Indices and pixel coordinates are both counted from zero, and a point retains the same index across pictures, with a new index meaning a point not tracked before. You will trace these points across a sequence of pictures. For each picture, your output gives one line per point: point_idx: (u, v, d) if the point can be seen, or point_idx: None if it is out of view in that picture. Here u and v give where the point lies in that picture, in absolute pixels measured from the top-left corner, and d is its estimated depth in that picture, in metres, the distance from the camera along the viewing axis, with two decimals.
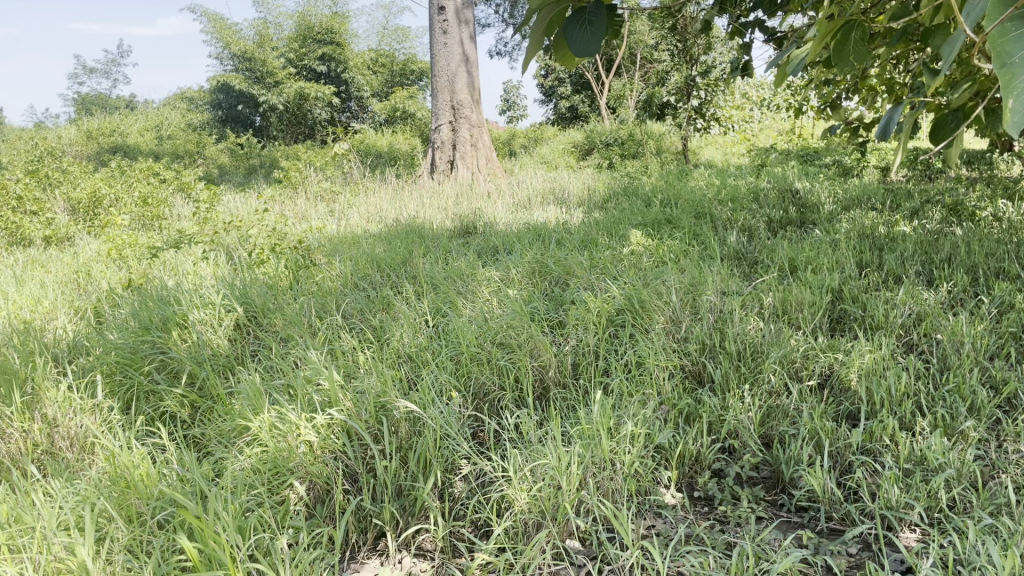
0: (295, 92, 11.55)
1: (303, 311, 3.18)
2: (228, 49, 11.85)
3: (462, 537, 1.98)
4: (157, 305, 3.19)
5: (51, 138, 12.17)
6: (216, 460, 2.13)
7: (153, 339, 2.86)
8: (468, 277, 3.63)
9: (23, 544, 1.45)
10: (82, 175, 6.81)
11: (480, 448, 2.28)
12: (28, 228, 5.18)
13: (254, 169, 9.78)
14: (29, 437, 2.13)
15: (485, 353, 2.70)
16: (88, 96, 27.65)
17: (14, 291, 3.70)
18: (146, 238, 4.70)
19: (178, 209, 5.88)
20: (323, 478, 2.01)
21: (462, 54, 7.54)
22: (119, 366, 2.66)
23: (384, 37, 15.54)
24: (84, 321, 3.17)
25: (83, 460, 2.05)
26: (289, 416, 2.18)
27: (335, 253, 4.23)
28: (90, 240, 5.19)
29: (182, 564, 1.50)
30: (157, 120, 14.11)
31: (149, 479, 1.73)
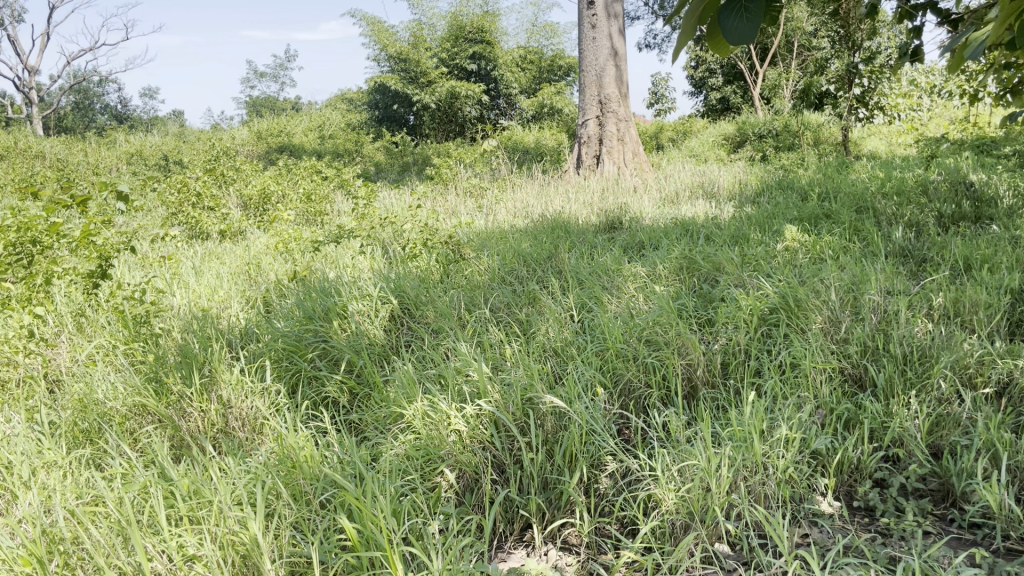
0: (447, 91, 11.86)
1: (453, 304, 3.26)
2: (385, 51, 12.29)
3: (608, 534, 1.98)
4: (319, 296, 3.38)
5: (226, 139, 13.09)
6: (373, 444, 2.23)
7: (316, 327, 3.02)
8: (614, 272, 3.61)
9: (202, 516, 1.55)
10: (253, 173, 7.29)
11: (626, 445, 2.26)
12: (205, 223, 5.60)
13: (407, 167, 10.15)
14: (207, 416, 2.30)
15: (631, 350, 2.67)
16: (258, 100, 29.75)
17: (194, 281, 4.01)
18: (311, 232, 4.99)
19: (338, 204, 6.18)
20: (472, 466, 2.07)
21: (610, 48, 7.50)
22: (285, 353, 2.84)
23: (533, 34, 15.68)
24: (255, 310, 3.39)
25: (254, 439, 2.20)
26: (440, 405, 2.24)
27: (483, 249, 4.31)
28: (260, 234, 5.56)
29: (342, 543, 1.57)
30: (319, 120, 14.89)
31: (313, 461, 1.82)
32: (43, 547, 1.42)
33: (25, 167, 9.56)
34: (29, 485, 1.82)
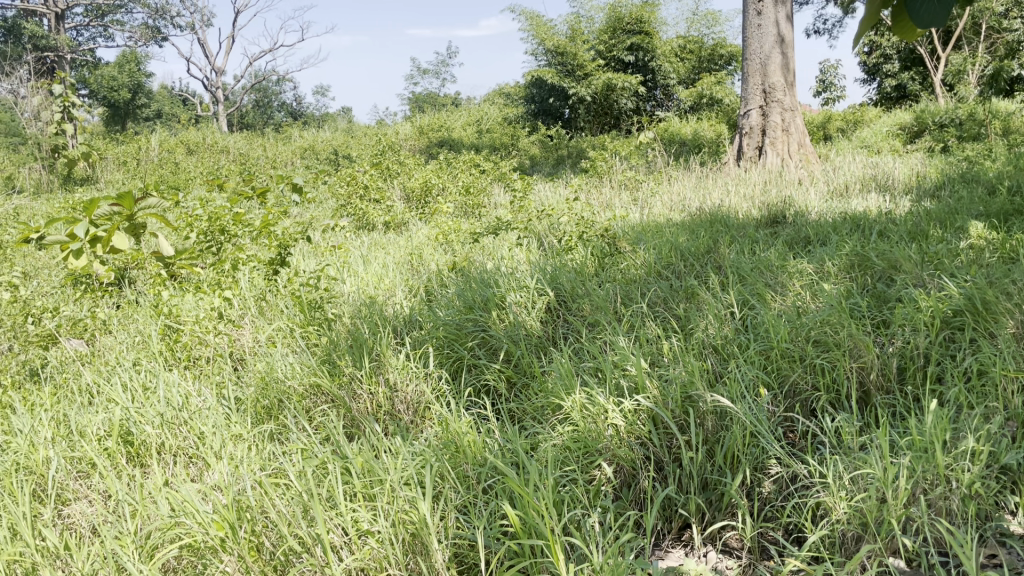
0: (603, 83, 11.81)
1: (610, 297, 3.23)
2: (542, 45, 12.36)
3: (772, 540, 1.91)
4: (479, 286, 3.45)
5: (390, 134, 13.64)
6: (531, 434, 2.26)
7: (475, 317, 3.09)
8: (778, 268, 3.47)
9: (375, 493, 1.62)
10: (416, 166, 7.55)
11: (792, 449, 2.16)
12: (372, 215, 5.87)
13: (563, 160, 10.18)
14: (375, 399, 2.40)
15: (797, 350, 2.56)
16: (421, 96, 30.84)
17: (362, 270, 4.21)
18: (469, 224, 5.11)
19: (496, 197, 6.29)
20: (630, 462, 2.04)
21: (777, 35, 7.21)
22: (446, 340, 2.92)
23: (694, 22, 15.31)
24: (418, 298, 3.51)
25: (418, 423, 2.28)
26: (598, 398, 2.23)
27: (639, 242, 4.26)
28: (422, 225, 5.75)
29: (505, 529, 1.60)
30: (477, 115, 15.21)
31: (476, 447, 1.86)
32: (234, 513, 1.53)
33: (212, 161, 10.37)
34: (221, 455, 1.97)
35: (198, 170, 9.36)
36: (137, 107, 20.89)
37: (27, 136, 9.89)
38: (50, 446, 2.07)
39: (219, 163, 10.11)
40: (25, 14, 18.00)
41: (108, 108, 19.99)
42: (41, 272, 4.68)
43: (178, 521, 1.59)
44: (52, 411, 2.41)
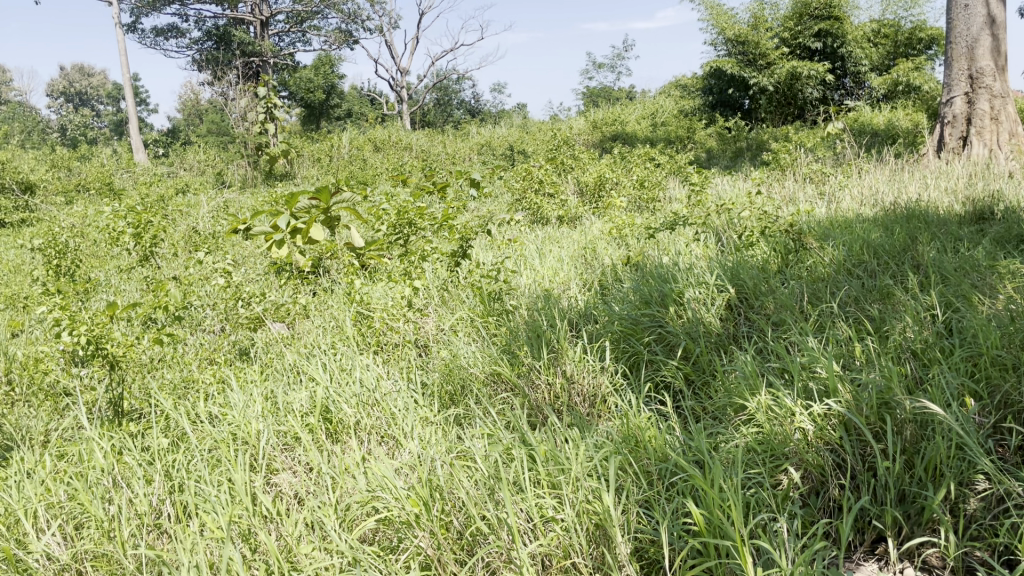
0: (787, 72, 11.28)
1: (796, 295, 3.09)
2: (722, 35, 11.98)
3: (979, 561, 1.75)
4: (657, 282, 3.40)
5: (565, 129, 13.74)
6: (712, 433, 2.20)
7: (653, 312, 3.05)
8: (986, 269, 3.18)
9: (560, 481, 1.64)
10: (591, 161, 7.56)
11: (1005, 465, 1.97)
12: (546, 209, 5.94)
13: (741, 153, 9.85)
14: (553, 389, 2.43)
15: (1012, 358, 2.33)
16: (595, 91, 30.83)
17: (538, 263, 4.27)
18: (644, 218, 5.06)
19: (672, 191, 6.18)
20: (818, 467, 1.94)
21: (988, 15, 6.60)
22: (623, 334, 2.91)
23: (890, 5, 14.31)
24: (593, 292, 3.52)
25: (596, 416, 2.29)
26: (785, 400, 2.14)
27: (826, 239, 4.04)
28: (596, 219, 5.76)
29: (688, 526, 1.57)
30: (653, 108, 15.00)
31: (658, 442, 1.85)
32: (427, 492, 1.61)
33: (396, 158, 10.89)
34: (410, 435, 2.07)
35: (384, 166, 9.85)
36: (330, 107, 22.26)
37: (235, 136, 10.81)
38: (261, 419, 2.26)
39: (404, 159, 10.60)
40: (236, 22, 19.60)
41: (304, 108, 21.44)
42: (248, 261, 5.11)
43: (375, 495, 1.70)
44: (260, 387, 2.63)
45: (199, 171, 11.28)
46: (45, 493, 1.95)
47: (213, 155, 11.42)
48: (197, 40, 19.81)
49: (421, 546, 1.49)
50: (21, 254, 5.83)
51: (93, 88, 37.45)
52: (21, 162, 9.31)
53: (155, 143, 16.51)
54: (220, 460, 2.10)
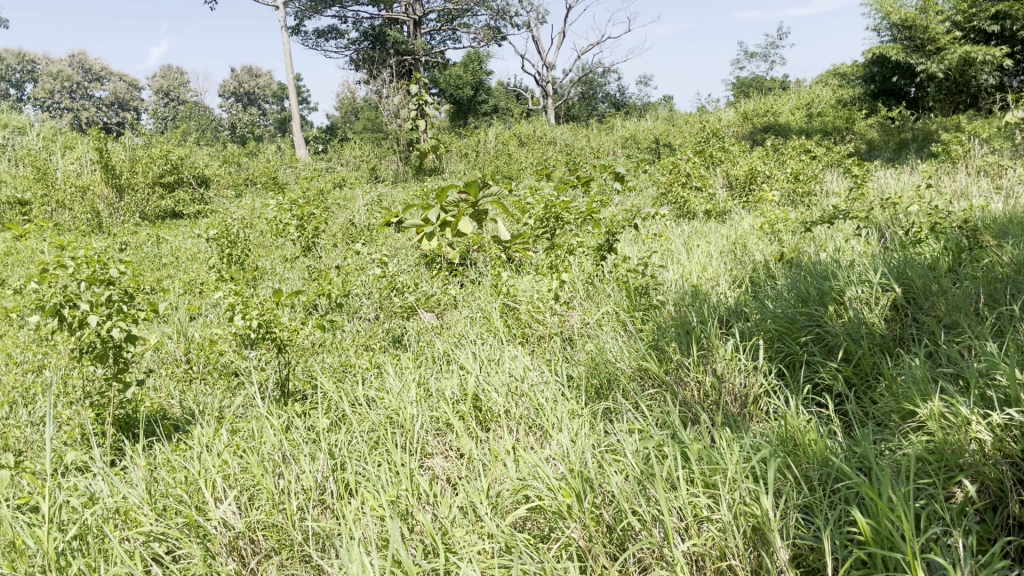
0: (959, 58, 10.51)
1: (971, 297, 2.86)
2: (886, 19, 11.29)
3: None
4: (814, 279, 3.24)
5: (714, 121, 13.39)
6: (877, 439, 2.08)
7: (810, 311, 2.92)
8: None
9: (716, 480, 1.60)
10: (741, 153, 7.33)
11: None
12: (693, 203, 5.81)
13: (906, 145, 9.26)
14: (702, 387, 2.37)
15: None
16: (746, 82, 29.87)
17: (686, 258, 4.18)
18: (799, 213, 4.85)
19: (829, 184, 5.89)
20: (996, 481, 1.77)
21: None
22: (777, 333, 2.81)
23: None
24: (745, 289, 3.40)
25: (749, 416, 2.21)
26: (960, 408, 1.99)
27: (1005, 236, 3.73)
28: (746, 213, 5.58)
29: (852, 535, 1.49)
30: (808, 98, 14.36)
31: (819, 446, 1.77)
32: (579, 484, 1.62)
33: (541, 152, 10.97)
34: (559, 427, 2.08)
35: (529, 161, 9.95)
36: (478, 103, 22.68)
37: (388, 132, 11.23)
38: (415, 405, 2.34)
39: (549, 154, 10.67)
40: (391, 22, 20.33)
41: (453, 104, 21.94)
42: (400, 252, 5.31)
43: (527, 484, 1.73)
44: (414, 373, 2.72)
45: (355, 166, 11.80)
46: (223, 464, 2.11)
47: (368, 150, 11.91)
48: (355, 40, 20.67)
49: (572, 537, 1.50)
50: (197, 243, 6.30)
51: (260, 88, 39.84)
52: (198, 157, 10.06)
53: (315, 140, 17.42)
54: (379, 443, 2.19)
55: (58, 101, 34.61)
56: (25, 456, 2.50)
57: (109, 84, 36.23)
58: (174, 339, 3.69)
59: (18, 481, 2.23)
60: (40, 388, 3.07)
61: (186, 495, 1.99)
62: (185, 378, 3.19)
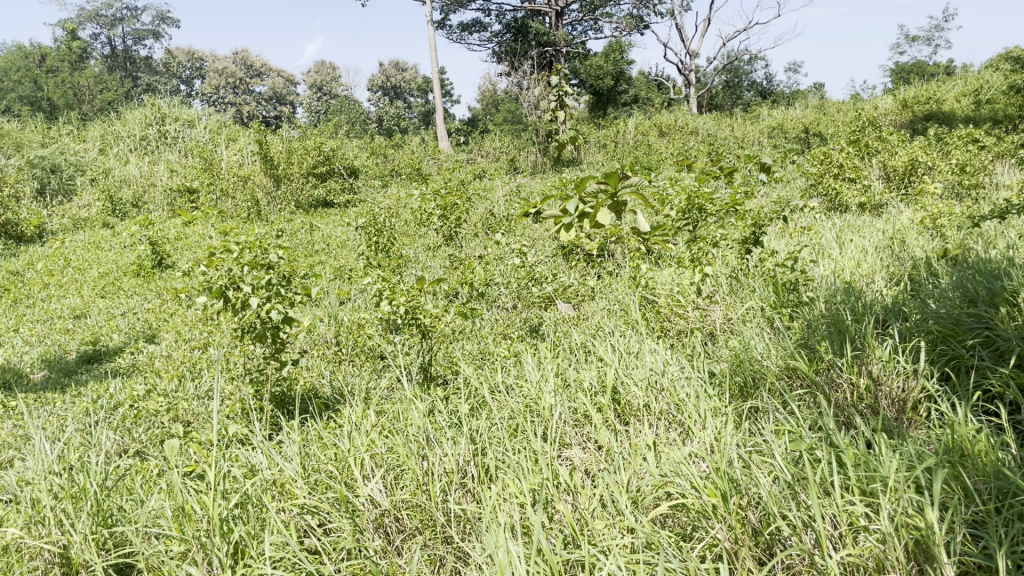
0: None
1: None
2: None
3: None
4: (984, 278, 2.99)
5: (869, 110, 12.66)
6: None
7: (979, 313, 2.69)
8: None
9: (875, 489, 1.51)
10: (900, 142, 6.88)
11: None
12: (846, 196, 5.52)
13: None
14: (856, 390, 2.24)
15: None
16: (905, 68, 28.06)
17: (838, 253, 3.97)
18: (965, 207, 4.49)
19: (1000, 176, 5.43)
20: None
21: None
22: (941, 335, 2.61)
23: None
24: (904, 287, 3.19)
25: (908, 423, 2.07)
26: None
27: None
28: (903, 206, 5.24)
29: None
30: (977, 83, 13.30)
31: (991, 457, 1.63)
32: (726, 484, 1.57)
33: (682, 142, 10.73)
34: (702, 423, 2.02)
35: (670, 151, 9.74)
36: (619, 93, 22.42)
37: (528, 123, 11.32)
38: (554, 395, 2.34)
39: (690, 144, 10.41)
40: (533, 14, 20.45)
41: (593, 95, 21.78)
42: (539, 242, 5.34)
43: (670, 480, 1.69)
44: (553, 363, 2.73)
45: (495, 157, 11.98)
46: (370, 443, 2.19)
47: (508, 141, 12.04)
48: (497, 32, 20.88)
49: (717, 538, 1.46)
50: (346, 232, 6.58)
51: (405, 81, 40.94)
52: (347, 148, 10.49)
53: (457, 131, 17.81)
54: (519, 431, 2.21)
55: (223, 96, 36.99)
56: (194, 425, 2.70)
57: (268, 79, 38.34)
58: (325, 322, 3.88)
59: (187, 449, 2.41)
60: (206, 363, 3.30)
61: (336, 471, 2.09)
62: (334, 359, 3.34)
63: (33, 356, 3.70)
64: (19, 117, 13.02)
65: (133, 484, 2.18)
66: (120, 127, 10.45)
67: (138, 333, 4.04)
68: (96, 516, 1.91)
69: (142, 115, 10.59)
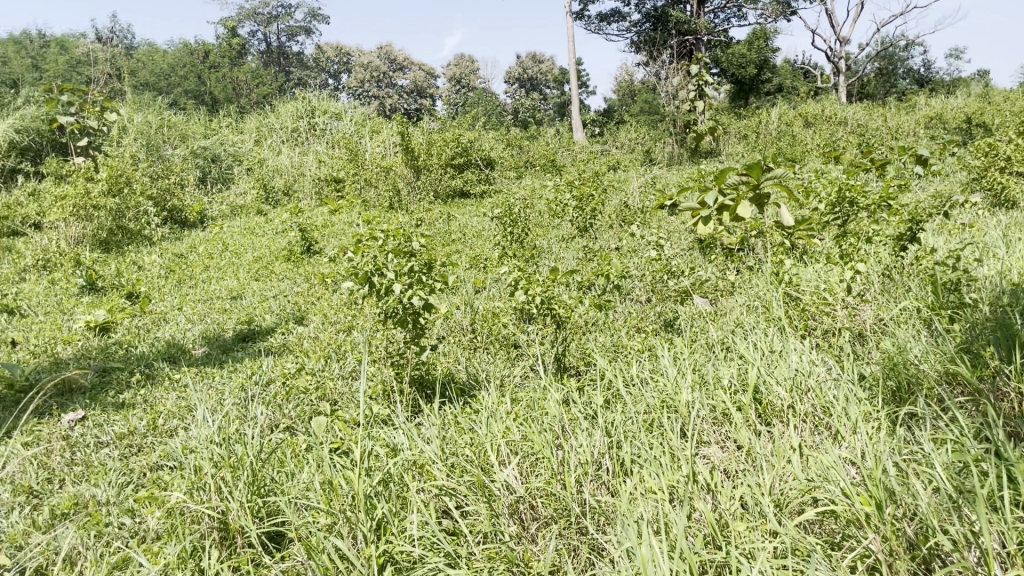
0: None
1: None
2: None
3: None
4: None
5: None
6: None
7: None
8: None
9: None
10: None
11: None
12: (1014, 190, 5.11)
13: None
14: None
15: None
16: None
17: (1003, 252, 3.68)
18: None
19: None
20: None
21: None
22: None
23: None
24: None
25: None
26: None
27: None
28: None
29: None
30: None
31: None
32: (881, 492, 1.50)
33: (829, 133, 10.25)
34: (852, 427, 1.92)
35: (816, 142, 9.30)
36: (761, 82, 21.59)
37: (666, 114, 11.13)
38: (692, 391, 2.30)
39: (838, 135, 9.90)
40: (674, 3, 20.06)
41: (734, 84, 21.15)
42: (674, 235, 5.26)
43: (817, 485, 1.63)
44: (691, 358, 2.67)
45: (630, 148, 11.84)
46: (506, 430, 2.23)
47: (644, 132, 11.86)
48: (637, 22, 20.55)
49: (870, 548, 1.40)
50: (482, 222, 6.67)
51: (541, 73, 40.99)
52: (484, 139, 10.63)
53: (593, 123, 17.73)
54: (654, 426, 2.18)
55: (367, 88, 38.32)
56: (339, 404, 2.84)
57: (410, 72, 39.41)
58: (461, 309, 3.96)
59: (333, 427, 2.53)
60: (350, 346, 3.46)
61: (473, 456, 2.13)
62: (470, 346, 3.42)
63: (195, 332, 3.97)
64: (184, 109, 13.96)
65: (284, 457, 2.31)
66: (273, 119, 11.02)
67: (288, 314, 4.26)
68: (251, 485, 2.03)
69: (293, 108, 11.13)
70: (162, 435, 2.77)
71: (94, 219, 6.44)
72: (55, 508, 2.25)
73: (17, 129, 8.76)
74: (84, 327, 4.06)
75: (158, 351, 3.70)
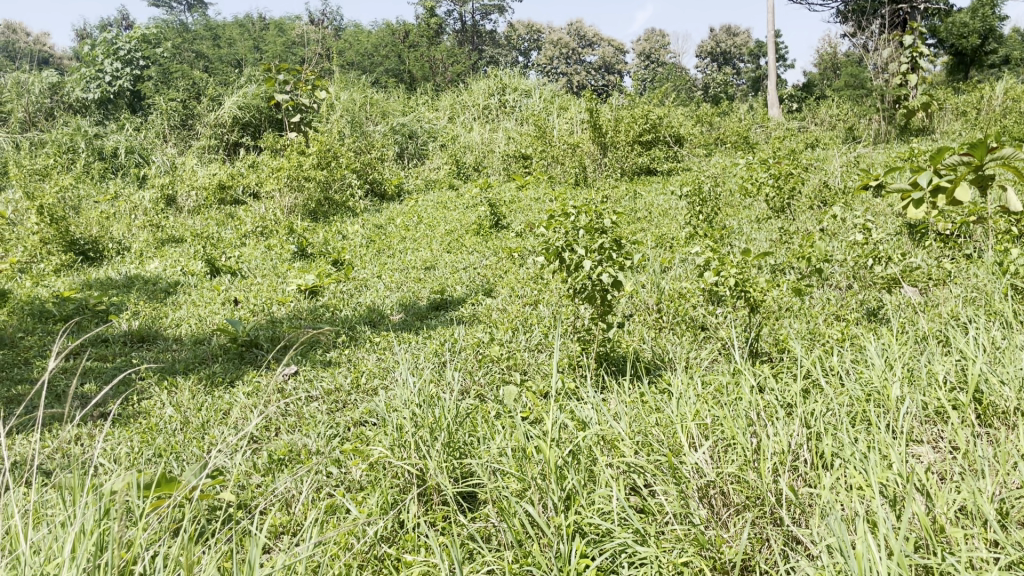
0: None
1: None
2: None
3: None
4: None
5: None
6: None
7: None
8: None
9: None
10: None
11: None
12: None
13: None
14: None
15: None
16: None
17: None
18: None
19: None
20: None
21: None
22: None
23: None
24: None
25: None
26: None
27: None
28: None
29: None
30: None
31: None
32: None
33: None
34: None
35: None
36: (986, 53, 19.61)
37: (873, 89, 10.42)
38: (902, 385, 2.15)
39: None
40: None
41: (953, 55, 19.35)
42: (879, 217, 4.95)
43: None
44: (899, 349, 2.50)
45: (830, 125, 11.18)
46: (698, 411, 2.19)
47: (846, 108, 11.15)
48: None
49: None
50: (669, 200, 6.58)
51: (735, 46, 39.33)
52: (674, 114, 10.39)
53: (791, 97, 16.90)
54: (857, 420, 2.07)
55: (555, 64, 38.55)
56: (528, 376, 2.92)
57: (599, 48, 39.20)
58: (648, 288, 3.94)
59: (523, 397, 2.60)
60: (537, 320, 3.53)
61: (663, 436, 2.11)
62: (656, 325, 3.39)
63: (393, 299, 4.20)
64: (386, 86, 14.66)
65: (476, 422, 2.40)
66: (466, 96, 11.37)
67: (477, 286, 4.40)
68: (447, 447, 2.13)
69: (485, 86, 11.44)
70: (365, 393, 2.97)
71: (304, 189, 6.98)
72: (273, 453, 2.47)
73: (240, 106, 9.58)
74: (296, 290, 4.41)
75: (360, 315, 3.95)
